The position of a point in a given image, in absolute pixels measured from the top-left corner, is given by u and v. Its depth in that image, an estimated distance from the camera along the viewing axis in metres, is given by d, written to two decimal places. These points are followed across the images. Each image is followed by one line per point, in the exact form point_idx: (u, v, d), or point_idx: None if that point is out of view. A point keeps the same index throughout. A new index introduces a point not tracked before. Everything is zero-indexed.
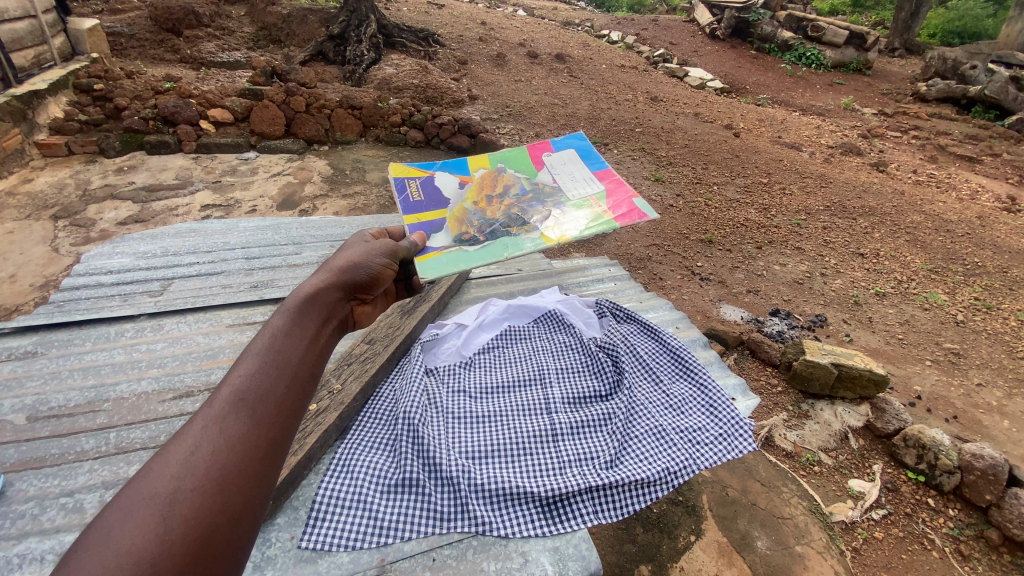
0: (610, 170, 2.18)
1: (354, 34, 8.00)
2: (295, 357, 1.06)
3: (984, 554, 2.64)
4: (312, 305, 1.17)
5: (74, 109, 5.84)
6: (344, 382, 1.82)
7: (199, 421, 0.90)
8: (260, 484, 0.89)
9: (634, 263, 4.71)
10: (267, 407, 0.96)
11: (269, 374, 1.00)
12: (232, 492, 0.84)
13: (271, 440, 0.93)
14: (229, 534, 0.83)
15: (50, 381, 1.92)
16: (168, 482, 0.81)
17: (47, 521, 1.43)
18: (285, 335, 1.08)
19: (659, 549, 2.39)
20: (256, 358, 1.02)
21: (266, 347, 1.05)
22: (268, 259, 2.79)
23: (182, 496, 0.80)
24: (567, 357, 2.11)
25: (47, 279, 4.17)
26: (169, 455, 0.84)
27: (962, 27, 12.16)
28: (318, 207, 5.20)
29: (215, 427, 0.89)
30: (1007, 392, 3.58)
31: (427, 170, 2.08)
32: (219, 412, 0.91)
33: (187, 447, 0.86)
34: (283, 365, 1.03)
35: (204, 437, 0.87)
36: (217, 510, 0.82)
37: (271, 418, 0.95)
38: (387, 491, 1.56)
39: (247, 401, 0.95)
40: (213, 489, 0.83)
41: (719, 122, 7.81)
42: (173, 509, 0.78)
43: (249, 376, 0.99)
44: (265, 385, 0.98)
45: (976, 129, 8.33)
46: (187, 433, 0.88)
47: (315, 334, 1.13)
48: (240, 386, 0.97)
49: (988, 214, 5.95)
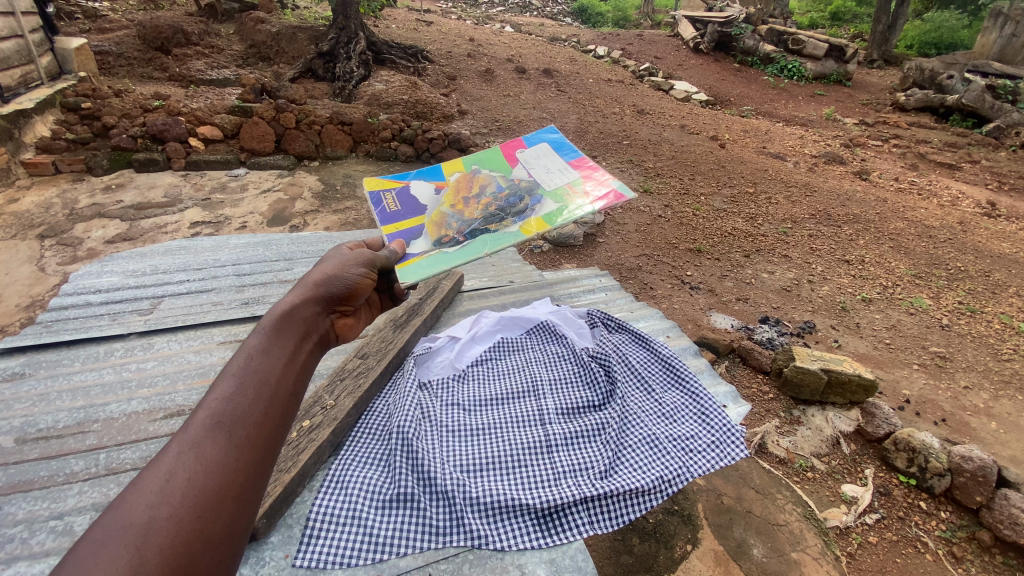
0: (584, 157, 2.22)
1: (343, 51, 8.07)
2: (275, 376, 1.07)
3: (976, 556, 2.67)
4: (288, 323, 1.18)
5: (61, 128, 5.82)
6: (337, 398, 1.81)
7: (175, 447, 0.91)
8: (240, 506, 0.90)
9: (625, 273, 4.75)
10: (245, 428, 0.97)
11: (246, 395, 1.01)
12: (211, 517, 0.85)
13: (251, 461, 0.94)
14: (211, 556, 0.83)
15: (37, 402, 1.90)
16: (144, 510, 0.80)
17: (37, 544, 1.41)
18: (261, 356, 1.08)
19: (656, 560, 2.36)
20: (234, 380, 1.03)
21: (243, 368, 1.05)
22: (258, 276, 2.80)
23: (157, 524, 0.80)
24: (559, 368, 2.13)
25: (33, 299, 4.13)
26: (143, 485, 0.84)
27: (937, 39, 12.52)
28: (309, 222, 5.20)
29: (192, 453, 0.90)
30: (994, 394, 3.64)
31: (402, 180, 2.13)
32: (196, 436, 0.92)
33: (163, 474, 0.86)
34: (262, 385, 1.04)
35: (180, 464, 0.88)
36: (194, 536, 0.82)
37: (251, 440, 0.96)
38: (382, 506, 1.55)
39: (224, 424, 0.95)
40: (191, 517, 0.83)
41: (705, 134, 7.96)
42: (148, 539, 0.78)
43: (226, 400, 0.99)
44: (243, 407, 0.99)
45: (955, 137, 8.54)
46: (163, 460, 0.88)
47: (297, 350, 1.15)
48: (216, 410, 0.97)
49: (969, 219, 6.08)
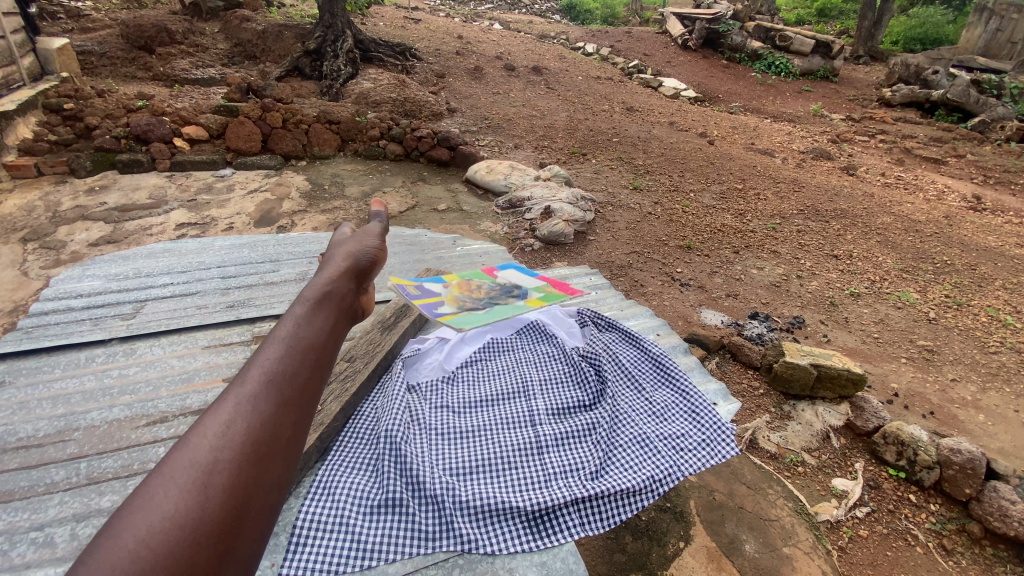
0: None
1: (330, 49, 7.98)
2: (321, 340, 1.08)
3: (966, 548, 2.69)
4: (328, 293, 1.20)
5: (43, 129, 5.72)
6: (323, 403, 1.78)
7: (231, 399, 0.93)
8: (291, 460, 0.91)
9: (615, 271, 4.74)
10: (295, 385, 0.98)
11: (296, 355, 1.03)
12: (266, 464, 0.86)
13: (302, 417, 0.95)
14: (263, 503, 0.84)
15: (17, 411, 1.85)
16: (208, 453, 0.83)
17: (17, 556, 1.37)
18: (306, 321, 1.10)
19: (649, 557, 2.36)
20: (282, 342, 1.05)
21: (290, 332, 1.07)
22: (243, 278, 2.77)
23: (219, 466, 0.83)
24: (550, 367, 2.12)
25: (16, 304, 4.04)
26: (204, 431, 0.86)
27: (922, 34, 12.65)
28: (297, 222, 5.14)
29: (247, 405, 0.92)
30: (981, 386, 3.68)
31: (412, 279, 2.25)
32: (250, 390, 0.94)
33: (221, 423, 0.88)
34: (309, 346, 1.05)
35: (237, 414, 0.90)
36: (251, 482, 0.84)
37: (300, 397, 0.97)
38: (370, 512, 1.52)
39: (276, 380, 0.97)
40: (249, 462, 0.85)
41: (694, 131, 7.98)
42: (211, 480, 0.81)
43: (278, 360, 1.01)
44: (292, 365, 1.01)
45: (940, 131, 8.64)
46: (220, 411, 0.91)
47: (340, 320, 1.16)
48: (268, 369, 0.98)
49: (955, 213, 6.15)
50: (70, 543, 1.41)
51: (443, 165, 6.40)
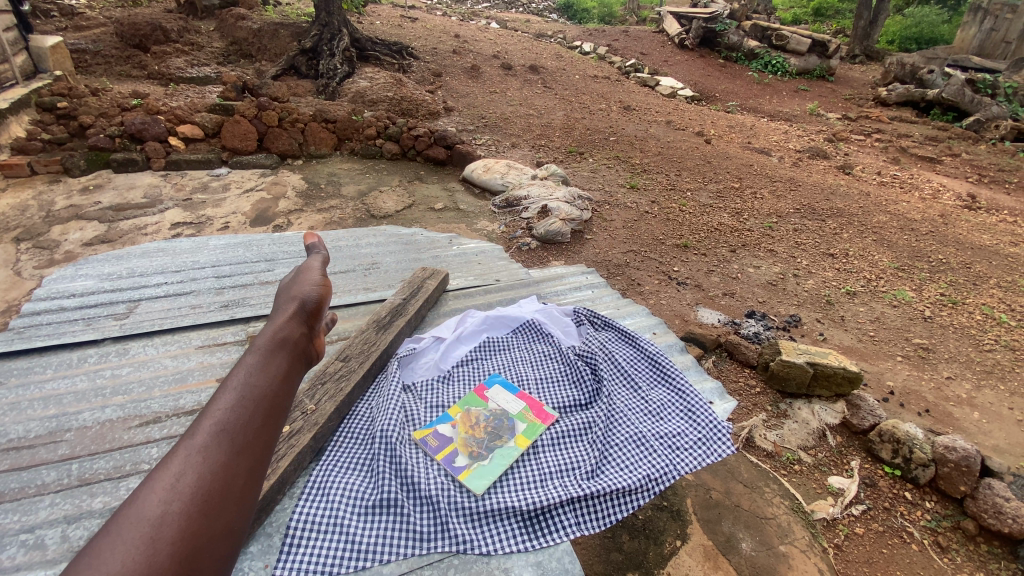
0: None
1: (326, 48, 7.95)
2: (269, 390, 1.20)
3: (961, 545, 2.70)
4: (278, 344, 1.33)
5: (37, 129, 5.69)
6: (318, 401, 1.75)
7: (183, 452, 1.02)
8: (239, 505, 1.00)
9: (612, 270, 4.73)
10: (245, 436, 1.09)
11: (246, 407, 1.15)
12: (216, 514, 0.96)
13: (250, 467, 1.06)
14: (214, 551, 0.93)
15: (8, 412, 1.83)
16: (157, 506, 0.92)
17: (7, 559, 1.36)
18: (257, 374, 1.23)
19: (645, 556, 2.36)
20: (234, 394, 1.16)
21: (242, 385, 1.19)
22: (238, 277, 2.76)
23: (169, 518, 0.91)
24: (546, 366, 2.12)
25: (9, 305, 4.00)
26: (156, 484, 0.95)
27: (918, 33, 12.69)
28: (293, 221, 5.11)
29: (198, 455, 1.02)
30: (976, 384, 3.70)
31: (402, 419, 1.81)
32: (202, 443, 1.04)
33: (172, 475, 0.97)
34: (259, 398, 1.17)
35: (188, 466, 1.00)
36: (200, 531, 0.92)
37: (250, 447, 1.08)
38: (364, 512, 1.51)
39: (227, 432, 1.08)
40: (198, 513, 0.94)
41: (691, 130, 7.98)
42: (160, 532, 0.89)
43: (229, 412, 1.12)
44: (243, 418, 1.12)
45: (936, 130, 8.67)
46: (172, 463, 1.00)
47: (288, 369, 1.29)
48: (220, 421, 1.10)
49: (950, 212, 6.18)
50: (62, 544, 1.40)
51: (439, 164, 6.38)
